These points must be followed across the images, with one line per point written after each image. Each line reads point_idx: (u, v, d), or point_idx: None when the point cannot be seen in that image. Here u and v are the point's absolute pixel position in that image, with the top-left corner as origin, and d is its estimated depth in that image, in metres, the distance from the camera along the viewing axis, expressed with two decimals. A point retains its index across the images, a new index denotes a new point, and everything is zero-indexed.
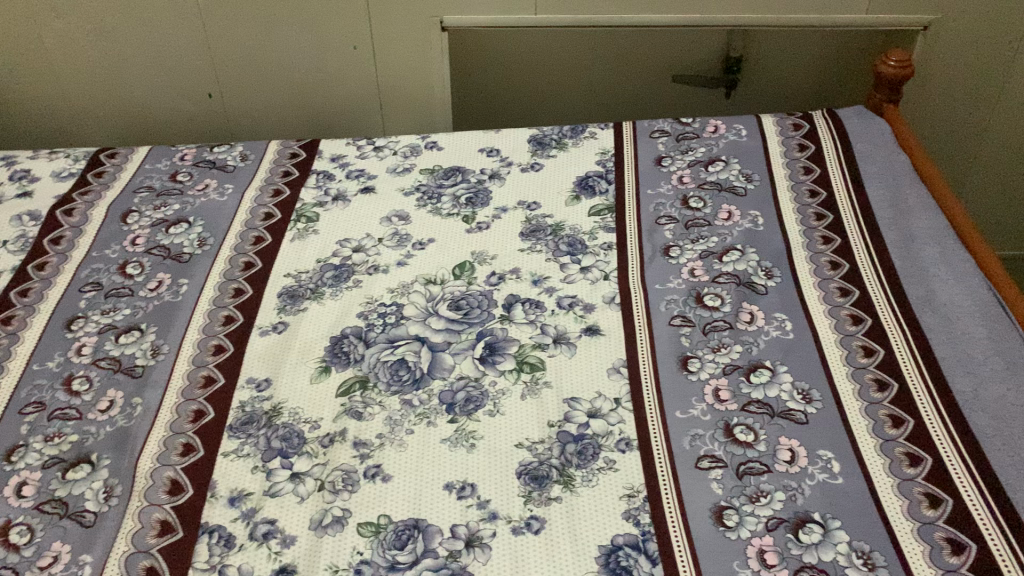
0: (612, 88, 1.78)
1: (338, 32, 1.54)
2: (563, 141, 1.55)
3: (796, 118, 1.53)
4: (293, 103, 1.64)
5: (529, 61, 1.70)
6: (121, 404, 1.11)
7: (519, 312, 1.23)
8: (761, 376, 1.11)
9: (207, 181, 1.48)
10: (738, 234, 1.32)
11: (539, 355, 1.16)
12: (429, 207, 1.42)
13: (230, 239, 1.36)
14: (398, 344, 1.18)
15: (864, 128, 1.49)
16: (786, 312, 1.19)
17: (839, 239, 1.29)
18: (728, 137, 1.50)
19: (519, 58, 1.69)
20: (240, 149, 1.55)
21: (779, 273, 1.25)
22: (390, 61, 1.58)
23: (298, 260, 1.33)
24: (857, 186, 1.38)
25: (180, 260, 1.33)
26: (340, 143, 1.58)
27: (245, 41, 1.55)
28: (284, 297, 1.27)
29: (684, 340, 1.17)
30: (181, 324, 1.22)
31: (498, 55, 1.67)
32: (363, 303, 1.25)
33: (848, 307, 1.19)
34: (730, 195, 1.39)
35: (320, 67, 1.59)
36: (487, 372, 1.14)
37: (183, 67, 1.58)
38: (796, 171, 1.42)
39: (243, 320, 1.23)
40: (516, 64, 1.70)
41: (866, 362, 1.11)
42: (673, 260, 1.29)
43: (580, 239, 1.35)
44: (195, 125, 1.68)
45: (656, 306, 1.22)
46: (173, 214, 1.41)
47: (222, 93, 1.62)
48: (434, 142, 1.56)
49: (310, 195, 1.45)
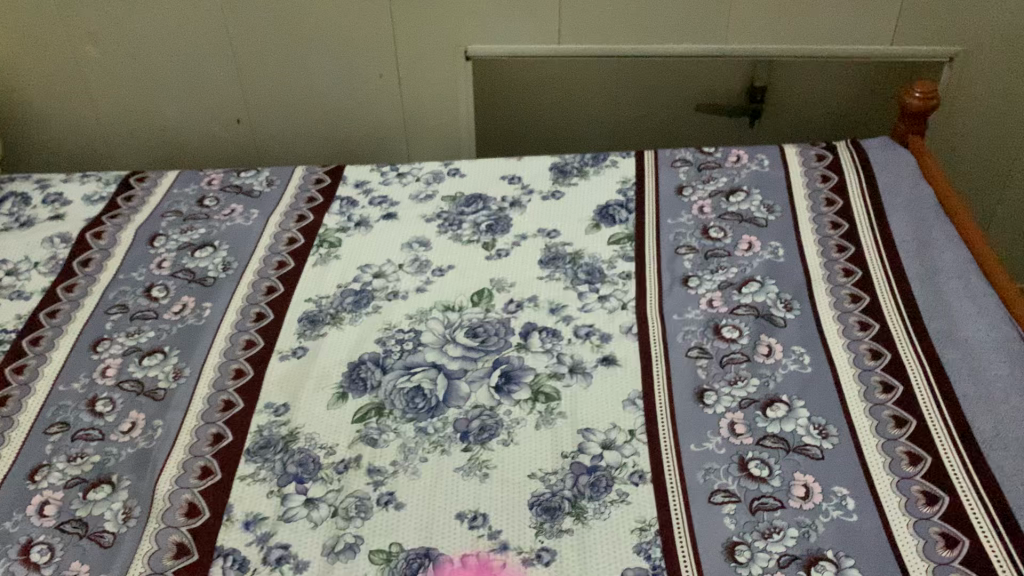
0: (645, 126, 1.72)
1: (364, 60, 1.56)
2: (584, 169, 1.52)
3: (820, 149, 1.52)
4: (321, 129, 1.66)
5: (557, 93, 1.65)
6: (142, 426, 1.14)
7: (536, 339, 1.22)
8: (777, 411, 1.10)
9: (234, 206, 1.50)
10: (758, 266, 1.31)
11: (554, 384, 1.15)
12: (450, 234, 1.41)
13: (253, 264, 1.38)
14: (415, 371, 1.18)
15: (887, 160, 1.48)
16: (804, 346, 1.18)
17: (860, 272, 1.29)
18: (751, 166, 1.50)
19: (547, 94, 1.65)
20: (266, 175, 1.57)
21: (799, 306, 1.24)
22: (416, 90, 1.60)
23: (319, 285, 1.33)
24: (880, 219, 1.37)
25: (204, 284, 1.35)
26: (364, 168, 1.58)
27: (274, 69, 1.58)
28: (304, 322, 1.28)
29: (701, 373, 1.15)
30: (202, 349, 1.25)
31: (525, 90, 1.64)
32: (381, 329, 1.25)
33: (867, 341, 1.18)
34: (752, 226, 1.38)
35: (347, 93, 1.61)
36: (502, 402, 1.13)
37: (213, 91, 1.61)
38: (818, 202, 1.41)
39: (264, 344, 1.25)
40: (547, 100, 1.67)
41: (885, 398, 1.10)
42: (692, 290, 1.28)
43: (600, 268, 1.33)
44: (222, 147, 1.70)
45: (673, 337, 1.20)
46: (199, 238, 1.43)
47: (251, 119, 1.65)
48: (457, 169, 1.55)
49: (332, 220, 1.46)
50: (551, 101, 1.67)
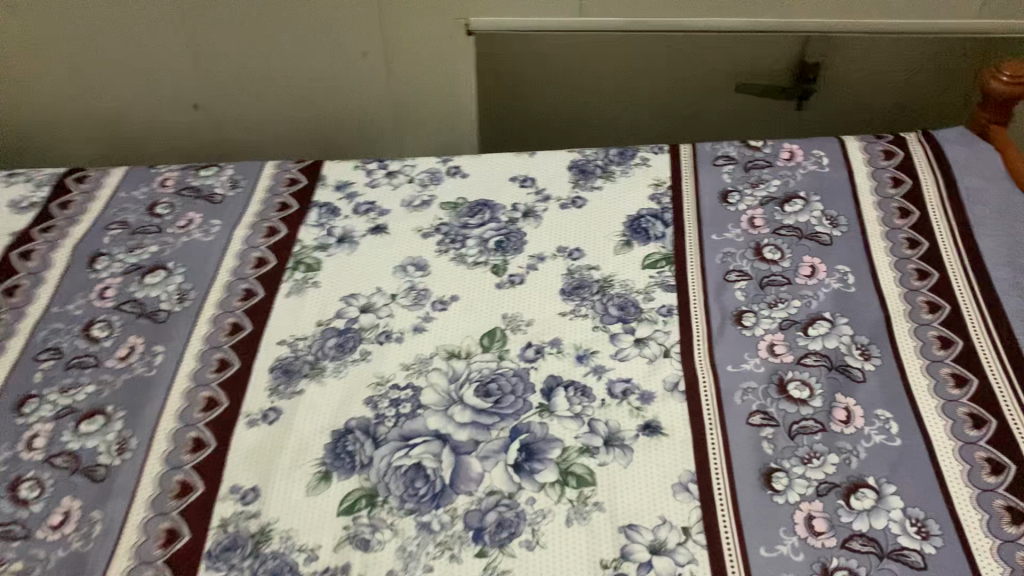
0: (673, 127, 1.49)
1: (346, 39, 1.30)
2: (609, 169, 1.29)
3: (888, 143, 1.28)
4: (293, 116, 1.41)
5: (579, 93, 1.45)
6: (77, 520, 0.92)
7: (561, 399, 1.00)
8: (863, 500, 0.89)
9: (191, 215, 1.25)
10: (825, 298, 1.09)
11: (587, 464, 0.94)
12: (452, 254, 1.18)
13: (214, 294, 1.14)
14: (414, 444, 0.96)
15: (968, 159, 1.25)
16: (890, 409, 0.97)
17: (949, 306, 1.07)
18: (807, 166, 1.26)
19: (572, 82, 1.43)
20: (229, 173, 1.32)
21: (879, 353, 1.02)
22: (409, 74, 1.35)
23: (295, 322, 1.10)
24: (966, 237, 1.14)
25: (156, 320, 1.11)
26: (347, 165, 1.34)
27: (236, 47, 1.32)
28: (277, 372, 1.05)
29: (767, 448, 0.94)
30: (152, 410, 1.02)
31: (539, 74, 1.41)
32: (372, 385, 1.03)
33: (965, 402, 0.97)
34: (813, 244, 1.16)
35: (325, 76, 1.35)
36: (523, 487, 0.92)
37: (164, 71, 1.35)
38: (890, 214, 1.19)
39: (228, 404, 1.02)
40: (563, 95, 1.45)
41: (995, 482, 0.90)
42: (748, 332, 1.06)
43: (633, 300, 1.11)
44: (178, 137, 1.44)
45: (729, 397, 0.99)
46: (149, 259, 1.19)
47: (210, 103, 1.39)
48: (458, 168, 1.31)
49: (308, 234, 1.22)
50: (570, 92, 1.44)
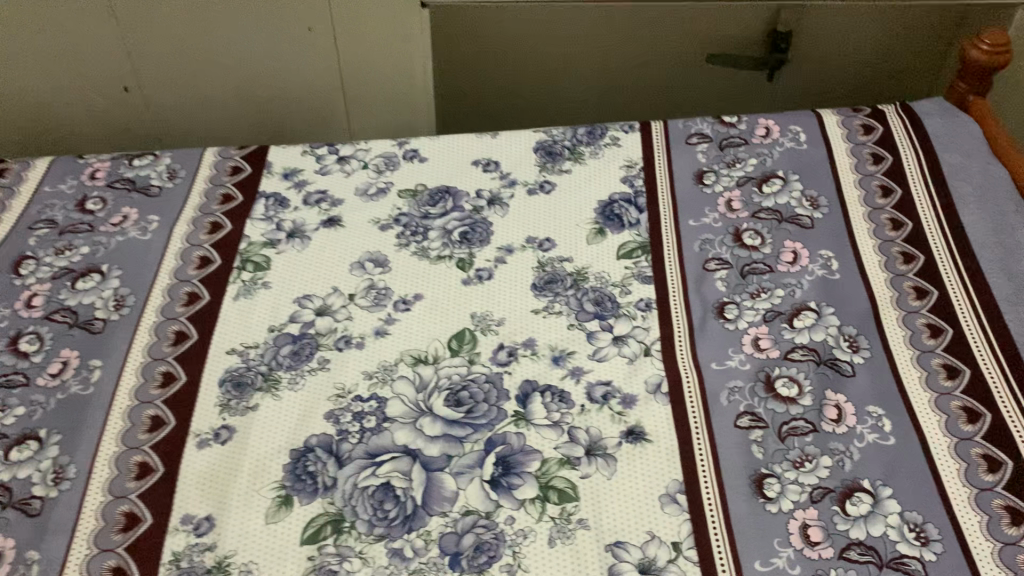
0: (642, 98, 1.45)
1: (289, 12, 1.21)
2: (577, 150, 1.22)
3: (866, 117, 1.23)
4: (236, 97, 1.32)
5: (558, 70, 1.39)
6: (10, 562, 0.83)
7: (538, 406, 0.94)
8: (860, 505, 0.84)
9: (126, 210, 1.15)
10: (809, 287, 1.04)
11: (568, 477, 0.88)
12: (413, 247, 1.10)
13: (155, 299, 1.05)
14: (381, 462, 0.89)
15: (949, 132, 1.20)
16: (882, 405, 0.92)
17: (936, 291, 1.02)
18: (784, 143, 1.20)
19: (536, 60, 1.38)
20: (166, 163, 1.22)
21: (868, 345, 0.98)
22: (360, 48, 1.27)
23: (245, 328, 1.02)
24: (950, 216, 1.10)
25: (91, 331, 1.02)
26: (295, 150, 1.24)
27: (167, 24, 1.21)
28: (228, 386, 0.96)
29: (757, 451, 0.89)
30: (92, 432, 0.93)
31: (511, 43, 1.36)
32: (332, 397, 0.95)
33: (958, 395, 0.92)
34: (794, 228, 1.10)
35: (269, 55, 1.26)
36: (501, 505, 0.86)
37: (88, 52, 1.23)
38: (872, 193, 1.14)
39: (175, 423, 0.93)
40: (530, 73, 1.40)
41: (993, 480, 0.85)
42: (731, 326, 1.00)
43: (609, 294, 1.05)
44: (106, 123, 1.33)
45: (715, 398, 0.94)
46: (81, 261, 1.09)
47: (142, 86, 1.28)
48: (415, 151, 1.23)
49: (256, 229, 1.13)
50: (532, 74, 1.40)
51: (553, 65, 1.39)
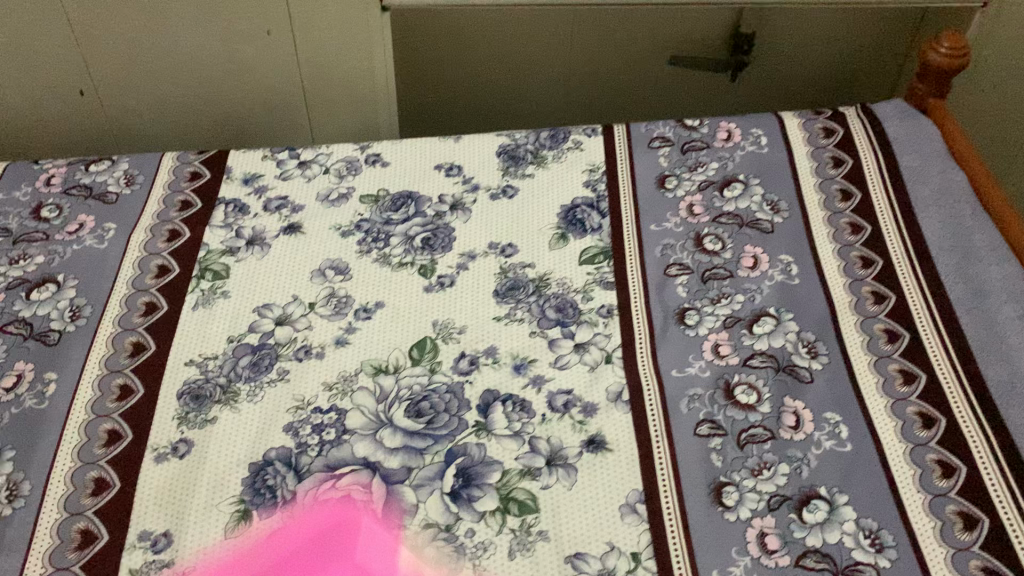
0: (604, 94, 1.50)
1: (244, 17, 1.21)
2: (540, 154, 1.22)
3: (827, 120, 1.24)
4: (194, 101, 1.32)
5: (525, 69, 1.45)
6: None
7: (499, 415, 0.94)
8: (816, 513, 0.85)
9: (82, 218, 1.13)
10: (769, 293, 1.05)
11: (529, 488, 0.88)
12: (375, 254, 1.10)
13: (111, 309, 1.03)
14: (341, 474, 0.89)
15: (909, 135, 1.21)
16: (839, 412, 0.93)
17: (894, 296, 1.03)
18: (745, 147, 1.21)
19: (499, 59, 1.42)
20: (124, 168, 1.20)
21: (826, 351, 0.99)
22: (318, 53, 1.27)
23: (204, 338, 1.01)
24: (908, 220, 1.11)
25: (46, 343, 1.00)
26: (256, 154, 1.23)
27: (121, 29, 1.20)
28: (186, 399, 0.95)
29: (716, 460, 0.89)
30: (47, 447, 0.91)
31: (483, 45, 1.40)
32: (291, 409, 0.94)
33: (914, 401, 0.93)
34: (754, 232, 1.11)
35: (225, 57, 1.26)
36: (461, 517, 0.85)
37: (42, 55, 1.22)
38: (832, 197, 1.14)
39: (132, 437, 0.92)
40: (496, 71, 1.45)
41: (946, 486, 0.86)
42: (691, 332, 1.01)
43: (571, 300, 1.05)
44: (63, 127, 1.33)
45: (675, 405, 0.94)
46: (35, 271, 1.07)
47: (97, 89, 1.28)
48: (377, 155, 1.22)
49: (215, 237, 1.12)
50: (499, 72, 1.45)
51: (517, 65, 1.44)
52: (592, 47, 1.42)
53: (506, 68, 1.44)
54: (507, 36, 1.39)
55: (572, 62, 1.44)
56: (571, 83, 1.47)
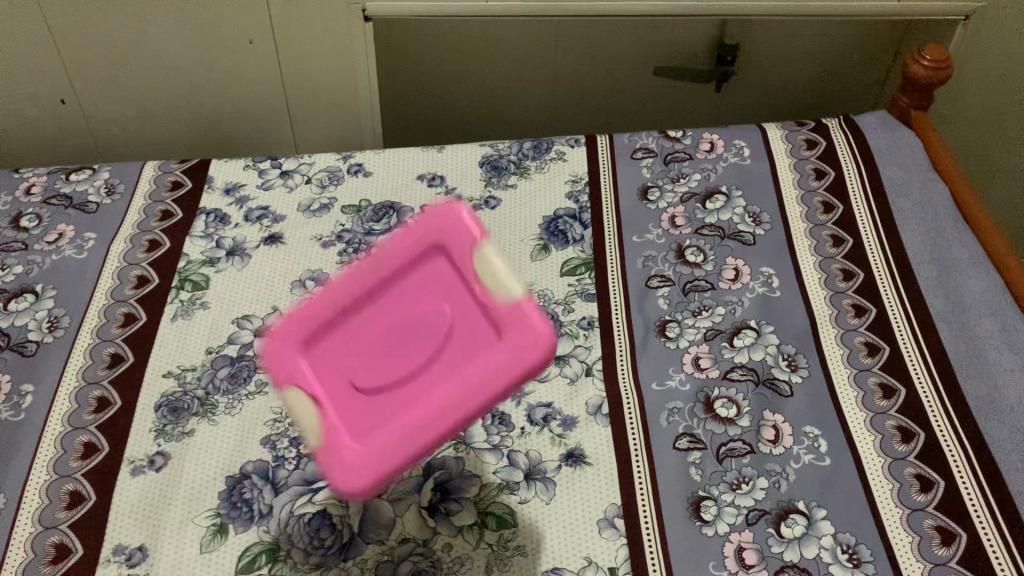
0: (587, 98, 1.53)
1: (228, 30, 1.21)
2: (523, 164, 1.22)
3: (809, 132, 1.24)
4: (178, 110, 1.32)
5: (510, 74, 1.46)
6: None
7: (478, 428, 0.93)
8: (795, 528, 0.85)
9: (62, 227, 1.13)
10: (750, 305, 1.05)
11: (507, 502, 0.87)
12: None
13: (89, 320, 1.02)
14: (318, 488, 0.88)
15: (890, 147, 1.21)
16: (818, 426, 0.93)
17: (874, 309, 1.03)
18: (728, 158, 1.21)
19: (484, 67, 1.44)
20: (105, 178, 1.20)
21: (806, 364, 0.99)
22: (302, 63, 1.28)
23: (183, 349, 1.00)
24: (890, 232, 1.11)
25: (23, 354, 0.99)
26: (238, 163, 1.23)
27: (103, 40, 1.20)
28: (163, 411, 0.94)
29: (694, 474, 0.89)
30: (22, 459, 0.90)
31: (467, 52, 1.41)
32: (270, 421, 0.94)
33: (893, 414, 0.93)
34: (736, 244, 1.11)
35: (208, 67, 1.26)
36: (438, 531, 0.85)
37: (24, 64, 1.22)
38: (814, 209, 1.14)
39: (109, 449, 0.91)
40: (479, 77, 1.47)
41: (924, 500, 0.86)
42: (671, 344, 1.01)
43: (552, 312, 1.05)
44: (46, 136, 1.33)
45: (655, 418, 0.94)
46: (14, 282, 1.06)
47: (79, 98, 1.28)
48: (360, 165, 1.22)
49: (195, 247, 1.11)
50: (484, 78, 1.46)
51: (501, 71, 1.45)
52: (574, 54, 1.44)
53: (490, 75, 1.46)
54: (491, 47, 1.40)
55: (554, 67, 1.46)
56: (557, 86, 1.51)
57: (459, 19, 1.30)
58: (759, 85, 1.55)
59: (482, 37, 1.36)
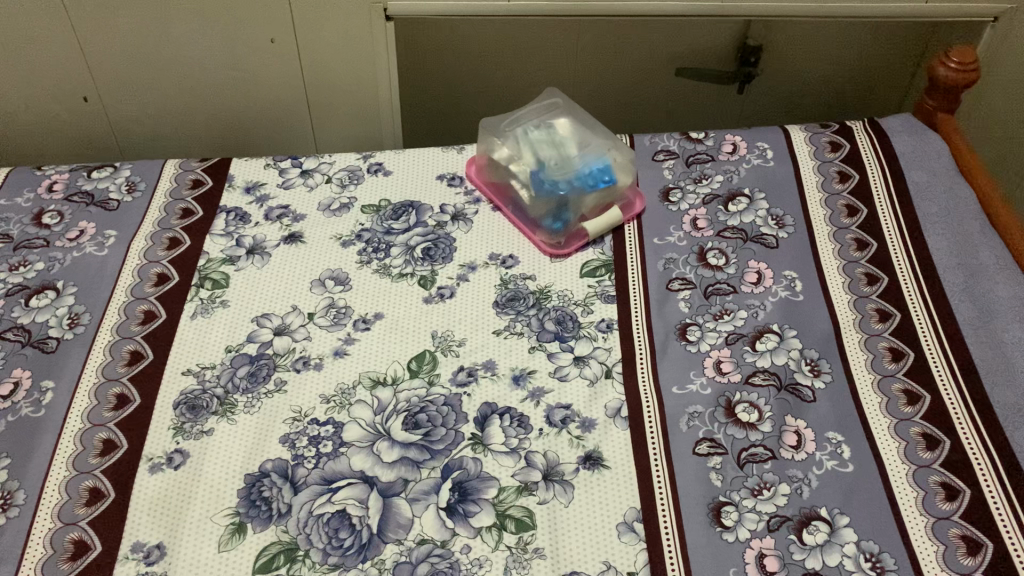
0: (608, 101, 1.53)
1: (249, 26, 1.21)
2: None
3: (834, 134, 1.23)
4: (199, 108, 1.32)
5: (535, 73, 1.46)
6: None
7: (496, 430, 0.93)
8: (816, 534, 0.84)
9: (83, 225, 1.13)
10: (773, 309, 1.03)
11: (526, 505, 0.87)
12: (376, 265, 1.09)
13: (110, 318, 1.03)
14: (337, 487, 0.88)
15: (917, 150, 1.20)
16: (842, 432, 0.92)
17: (899, 315, 1.02)
18: (751, 160, 1.21)
19: (507, 67, 1.44)
20: (126, 175, 1.20)
21: (829, 369, 0.97)
22: (322, 58, 1.27)
23: (203, 347, 1.00)
24: (915, 236, 1.09)
25: (44, 351, 0.99)
26: (258, 162, 1.24)
27: (125, 38, 1.21)
28: (182, 408, 0.94)
29: (715, 479, 0.88)
30: (42, 456, 0.90)
31: (491, 50, 1.41)
32: (288, 420, 0.94)
33: (917, 421, 0.92)
34: (759, 247, 1.10)
35: (229, 64, 1.26)
36: (457, 533, 0.84)
37: (47, 61, 1.23)
38: (838, 212, 1.13)
39: (127, 447, 0.91)
40: (500, 77, 1.46)
41: (950, 509, 0.85)
42: (692, 348, 1.00)
43: (571, 313, 1.04)
44: (67, 132, 1.34)
45: (675, 423, 0.93)
46: (36, 278, 1.07)
47: (101, 96, 1.29)
48: (380, 164, 1.23)
49: (215, 245, 1.11)
50: (507, 78, 1.47)
51: (523, 71, 1.45)
52: (597, 52, 1.43)
53: (513, 76, 1.46)
54: (515, 46, 1.39)
55: (576, 67, 1.46)
56: (579, 88, 1.49)
57: (481, 19, 1.30)
58: (783, 87, 1.55)
59: (510, 36, 1.36)
